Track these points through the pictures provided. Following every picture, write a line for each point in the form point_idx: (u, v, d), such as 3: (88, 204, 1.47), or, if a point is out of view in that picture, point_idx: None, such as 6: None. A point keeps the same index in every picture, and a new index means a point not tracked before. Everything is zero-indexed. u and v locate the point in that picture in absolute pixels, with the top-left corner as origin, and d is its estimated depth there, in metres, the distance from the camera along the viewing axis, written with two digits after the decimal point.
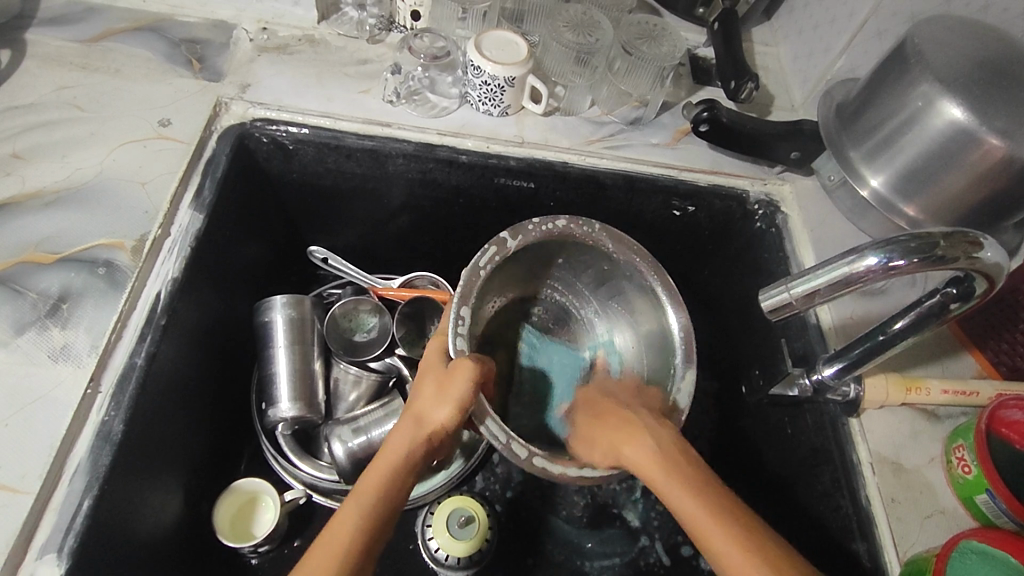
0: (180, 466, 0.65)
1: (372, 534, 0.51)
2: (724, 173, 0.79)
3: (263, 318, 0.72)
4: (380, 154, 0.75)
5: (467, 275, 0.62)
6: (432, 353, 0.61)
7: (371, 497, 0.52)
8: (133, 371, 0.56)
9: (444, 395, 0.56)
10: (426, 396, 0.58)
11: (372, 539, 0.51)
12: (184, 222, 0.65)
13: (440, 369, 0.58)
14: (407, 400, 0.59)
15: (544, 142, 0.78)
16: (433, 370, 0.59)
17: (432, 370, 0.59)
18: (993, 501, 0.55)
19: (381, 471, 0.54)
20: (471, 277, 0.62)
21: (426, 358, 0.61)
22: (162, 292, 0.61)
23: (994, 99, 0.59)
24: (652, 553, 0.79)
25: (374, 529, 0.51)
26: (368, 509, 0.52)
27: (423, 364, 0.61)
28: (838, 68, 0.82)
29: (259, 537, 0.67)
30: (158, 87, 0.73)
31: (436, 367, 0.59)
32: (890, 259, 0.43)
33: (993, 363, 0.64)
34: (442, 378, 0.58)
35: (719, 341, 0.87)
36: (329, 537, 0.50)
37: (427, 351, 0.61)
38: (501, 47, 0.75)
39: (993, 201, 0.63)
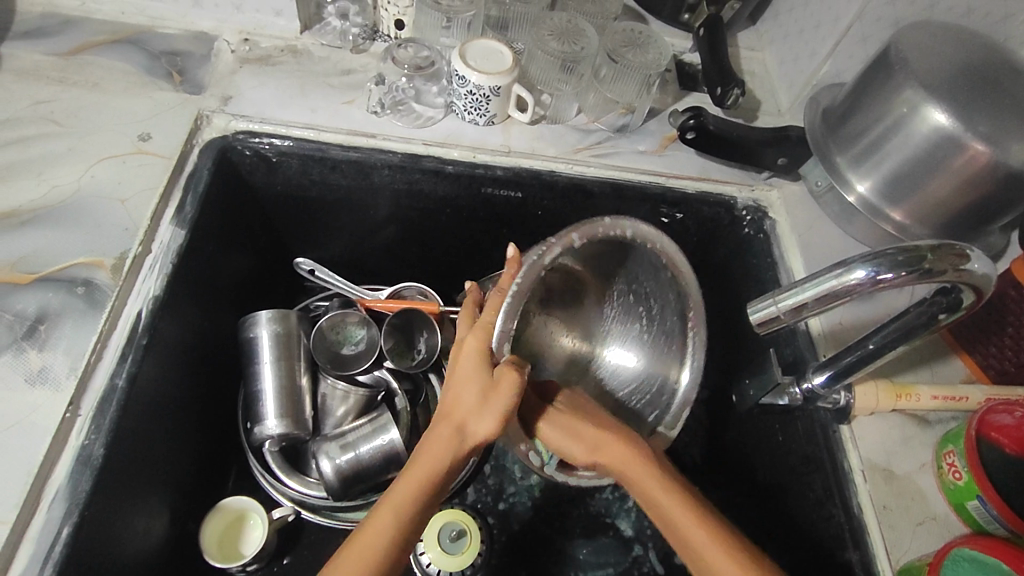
0: (166, 487, 0.64)
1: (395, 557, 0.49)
2: (711, 179, 0.79)
3: (249, 334, 0.70)
4: (365, 166, 0.74)
5: (528, 273, 0.52)
6: (470, 352, 0.53)
7: (405, 511, 0.51)
8: (114, 393, 0.55)
9: (486, 409, 0.52)
10: (466, 406, 0.53)
11: (398, 555, 0.50)
12: (165, 238, 0.64)
13: (483, 372, 0.52)
14: (441, 404, 0.55)
15: (531, 151, 0.77)
16: (472, 368, 0.53)
17: (469, 365, 0.53)
18: (984, 507, 0.55)
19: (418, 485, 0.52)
20: (530, 276, 0.52)
21: (462, 357, 0.54)
22: (143, 311, 0.60)
23: (977, 104, 0.60)
24: (646, 562, 0.78)
25: (399, 547, 0.50)
26: (396, 526, 0.50)
27: (459, 362, 0.54)
28: (824, 73, 0.82)
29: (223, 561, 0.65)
30: (138, 100, 0.72)
31: (476, 374, 0.53)
32: (879, 272, 0.43)
33: (982, 367, 0.65)
34: (485, 387, 0.52)
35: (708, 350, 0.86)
36: (356, 549, 0.49)
37: (465, 344, 0.54)
38: (485, 56, 0.75)
39: (979, 205, 0.64)
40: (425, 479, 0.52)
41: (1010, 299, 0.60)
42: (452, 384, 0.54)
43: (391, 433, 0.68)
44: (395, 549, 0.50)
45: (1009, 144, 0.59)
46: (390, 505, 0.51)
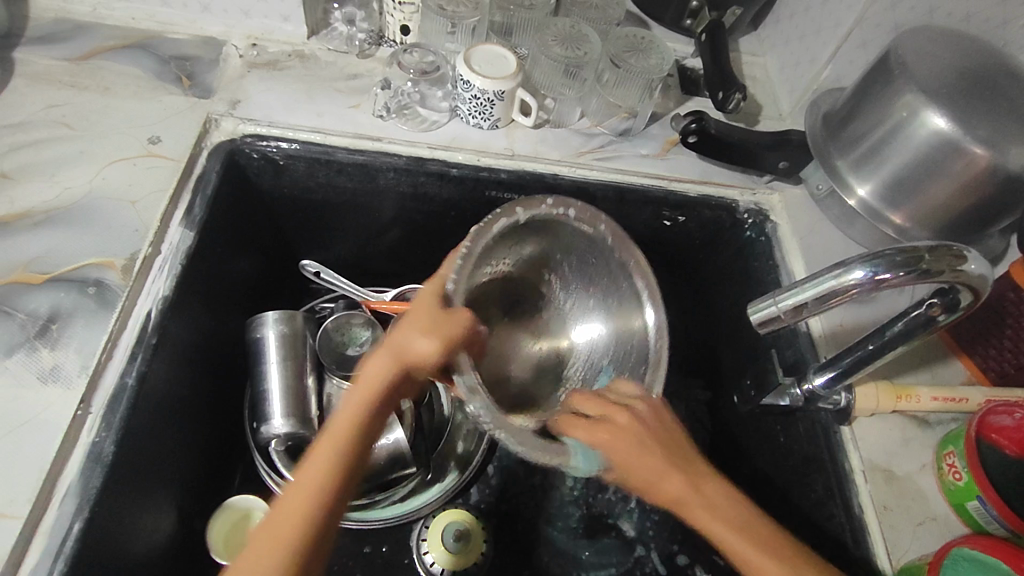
0: (174, 485, 0.64)
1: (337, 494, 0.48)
2: (713, 183, 0.80)
3: (256, 334, 0.71)
4: (370, 168, 0.75)
5: (473, 232, 0.58)
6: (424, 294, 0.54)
7: (343, 446, 0.49)
8: (125, 392, 0.56)
9: (430, 337, 0.51)
10: (406, 332, 0.52)
11: (344, 488, 0.48)
12: (174, 239, 0.65)
13: (432, 311, 0.52)
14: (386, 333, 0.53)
15: (535, 155, 0.78)
16: (421, 308, 0.53)
17: (420, 308, 0.53)
18: (984, 508, 0.56)
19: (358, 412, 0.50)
20: (475, 234, 0.58)
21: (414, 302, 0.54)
22: (153, 311, 0.60)
23: (976, 109, 0.61)
24: (648, 563, 0.78)
25: (342, 483, 0.48)
26: (341, 460, 0.48)
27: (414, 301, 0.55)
28: (825, 78, 0.83)
29: (225, 559, 0.66)
30: (149, 104, 0.73)
31: (425, 310, 0.52)
32: (877, 273, 0.44)
33: (982, 368, 0.65)
34: (427, 317, 0.52)
35: (710, 353, 0.86)
36: (301, 483, 0.47)
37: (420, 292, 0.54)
38: (490, 61, 0.76)
39: (978, 207, 0.64)
40: (359, 413, 0.50)
41: (1009, 301, 0.61)
42: (400, 324, 0.53)
43: (397, 432, 0.69)
44: (335, 479, 0.48)
45: (1008, 148, 0.60)
46: (330, 439, 0.49)
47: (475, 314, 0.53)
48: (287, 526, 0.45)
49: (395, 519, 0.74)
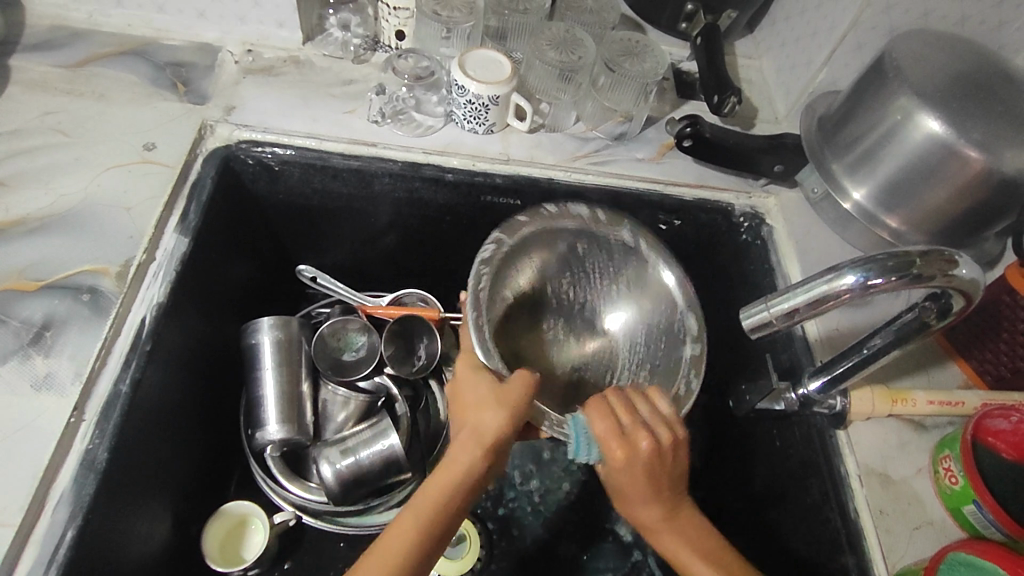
0: (169, 492, 0.64)
1: (422, 561, 0.50)
2: (709, 186, 0.80)
3: (251, 340, 0.71)
4: (366, 174, 0.76)
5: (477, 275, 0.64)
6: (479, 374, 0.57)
7: (427, 511, 0.51)
8: (118, 398, 0.56)
9: (502, 403, 0.54)
10: (472, 410, 0.55)
11: (430, 546, 0.51)
12: (169, 245, 0.65)
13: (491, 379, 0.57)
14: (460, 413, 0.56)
15: (530, 159, 0.78)
16: (480, 385, 0.57)
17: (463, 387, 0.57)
18: (980, 512, 0.56)
19: (445, 484, 0.52)
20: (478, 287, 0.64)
21: (464, 386, 0.58)
22: (147, 317, 0.61)
23: (970, 113, 0.61)
24: (646, 567, 0.78)
25: (429, 543, 0.51)
26: (425, 529, 0.51)
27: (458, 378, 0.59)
28: (820, 81, 0.83)
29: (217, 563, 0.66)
30: (144, 111, 0.73)
31: (485, 388, 0.56)
32: (868, 278, 0.43)
33: (978, 372, 0.65)
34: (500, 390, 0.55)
35: (707, 357, 0.86)
36: (391, 545, 0.50)
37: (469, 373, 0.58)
38: (485, 66, 0.76)
39: (974, 211, 0.64)
40: (457, 480, 0.52)
41: (1005, 304, 0.61)
42: (466, 407, 0.56)
43: (391, 437, 0.68)
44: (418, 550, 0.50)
45: (1003, 151, 0.60)
46: (417, 504, 0.52)
47: (530, 372, 0.55)
48: None
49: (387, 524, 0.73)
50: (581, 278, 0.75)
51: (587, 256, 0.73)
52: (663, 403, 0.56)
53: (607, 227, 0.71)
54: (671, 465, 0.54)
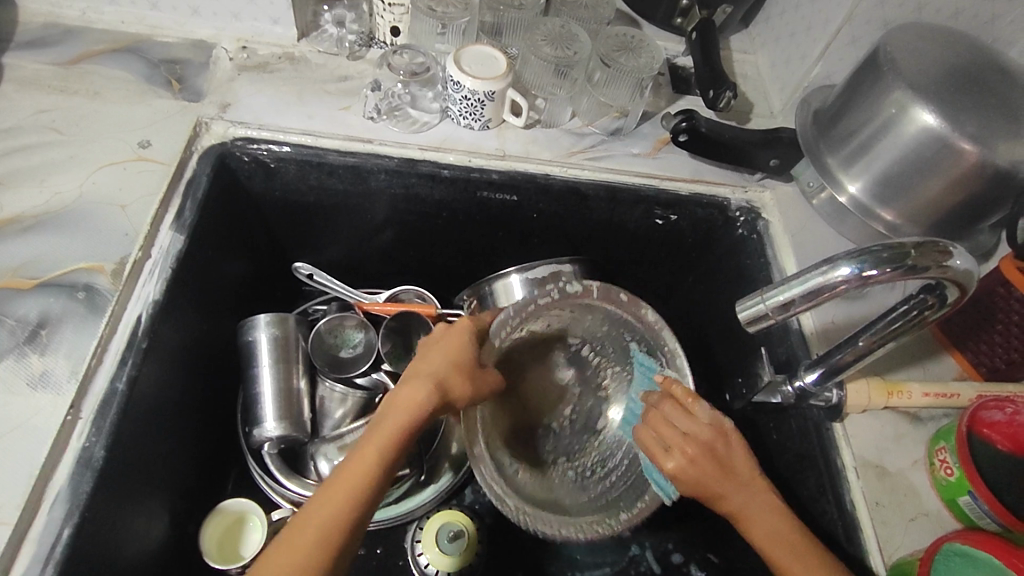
0: (166, 489, 0.64)
1: (361, 502, 0.49)
2: (705, 181, 0.80)
3: (247, 337, 0.71)
4: (362, 170, 0.75)
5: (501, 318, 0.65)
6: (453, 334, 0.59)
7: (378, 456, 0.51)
8: (114, 396, 0.56)
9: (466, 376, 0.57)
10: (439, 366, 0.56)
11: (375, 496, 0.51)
12: (165, 243, 0.65)
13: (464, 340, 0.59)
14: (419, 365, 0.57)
15: (525, 155, 0.78)
16: (452, 345, 0.58)
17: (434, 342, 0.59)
18: (975, 503, 0.56)
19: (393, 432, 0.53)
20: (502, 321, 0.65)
21: (439, 347, 0.58)
22: (143, 314, 0.60)
23: (963, 106, 0.61)
24: (644, 561, 0.78)
25: (376, 488, 0.51)
26: (371, 468, 0.51)
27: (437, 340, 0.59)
28: (815, 75, 0.83)
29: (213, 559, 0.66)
30: (139, 108, 0.73)
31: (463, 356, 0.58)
32: (863, 269, 0.44)
33: (973, 364, 0.65)
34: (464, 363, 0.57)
35: (704, 352, 0.86)
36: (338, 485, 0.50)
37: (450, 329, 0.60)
38: (480, 62, 0.76)
39: (968, 203, 0.65)
40: (403, 429, 0.53)
41: (999, 296, 0.61)
42: (427, 360, 0.57)
43: None
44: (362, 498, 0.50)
45: (997, 143, 0.60)
46: (369, 449, 0.52)
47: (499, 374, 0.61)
48: (328, 522, 0.48)
49: (389, 520, 0.73)
50: (602, 347, 0.75)
51: (601, 345, 0.75)
52: (703, 410, 0.58)
53: (634, 313, 0.68)
54: (726, 461, 0.56)
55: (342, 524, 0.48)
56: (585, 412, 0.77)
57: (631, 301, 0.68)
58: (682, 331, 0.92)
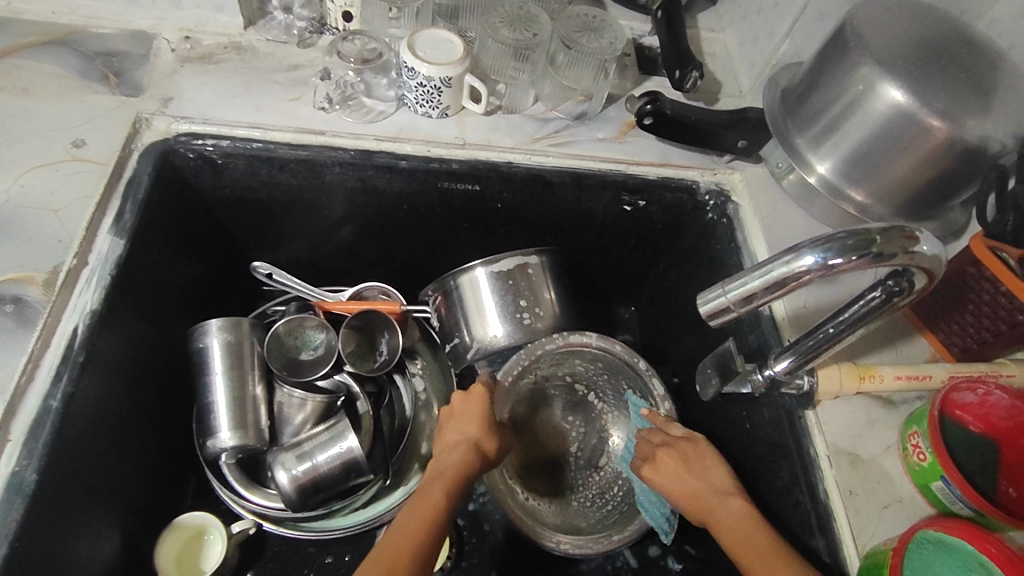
0: (113, 506, 0.62)
1: (433, 539, 0.54)
2: (672, 165, 0.78)
3: (198, 344, 0.68)
4: (315, 164, 0.72)
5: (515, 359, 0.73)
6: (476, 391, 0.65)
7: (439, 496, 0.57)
8: (48, 415, 0.53)
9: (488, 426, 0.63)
10: (470, 425, 0.62)
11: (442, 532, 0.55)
12: (103, 248, 0.61)
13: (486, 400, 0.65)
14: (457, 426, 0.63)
15: (486, 143, 0.75)
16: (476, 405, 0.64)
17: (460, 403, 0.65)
18: (948, 488, 0.55)
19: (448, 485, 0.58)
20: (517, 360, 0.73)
21: (466, 405, 0.64)
22: (79, 326, 0.57)
23: (931, 80, 0.59)
24: (619, 556, 0.77)
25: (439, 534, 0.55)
26: (440, 507, 0.56)
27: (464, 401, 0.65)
28: (783, 52, 0.81)
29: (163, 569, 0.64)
30: (72, 104, 0.69)
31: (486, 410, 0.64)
32: (828, 257, 0.42)
33: (945, 345, 0.64)
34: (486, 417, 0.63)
35: (676, 341, 0.85)
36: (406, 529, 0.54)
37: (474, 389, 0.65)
38: (435, 46, 0.73)
39: (939, 180, 0.63)
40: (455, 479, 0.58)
41: (970, 276, 0.60)
42: (462, 420, 0.63)
43: (350, 439, 0.66)
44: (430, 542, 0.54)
45: (965, 119, 0.58)
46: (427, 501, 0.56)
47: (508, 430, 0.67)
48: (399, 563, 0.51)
49: (357, 527, 0.71)
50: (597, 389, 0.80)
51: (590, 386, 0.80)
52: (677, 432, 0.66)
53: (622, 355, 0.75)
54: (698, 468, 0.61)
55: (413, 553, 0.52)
56: (590, 452, 0.79)
57: (627, 350, 0.75)
58: (656, 318, 0.90)
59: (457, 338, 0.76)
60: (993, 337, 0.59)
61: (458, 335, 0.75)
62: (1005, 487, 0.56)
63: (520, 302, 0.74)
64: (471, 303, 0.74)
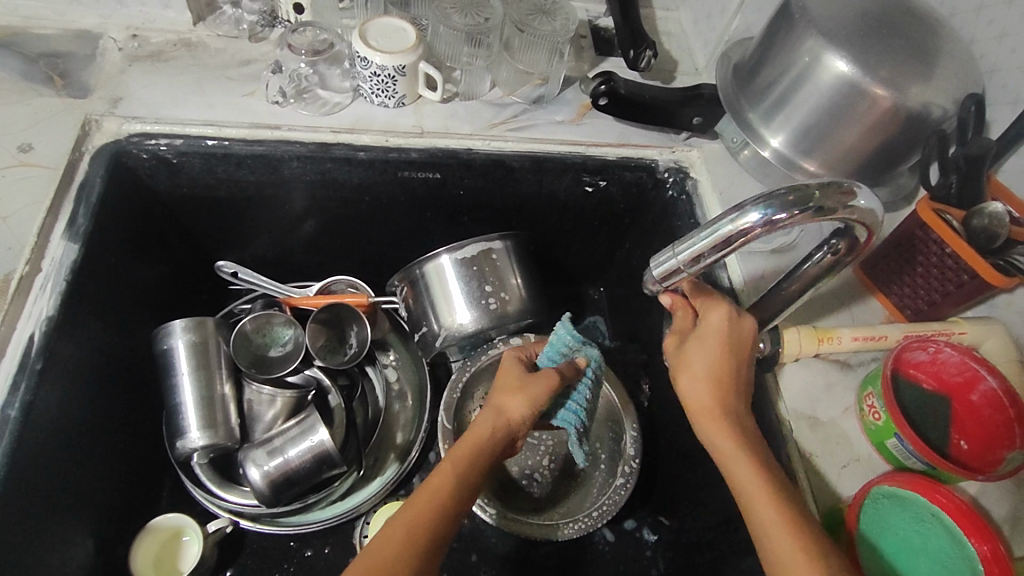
0: (84, 512, 0.62)
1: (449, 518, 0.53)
2: (631, 144, 0.78)
3: (162, 346, 0.67)
4: (272, 159, 0.71)
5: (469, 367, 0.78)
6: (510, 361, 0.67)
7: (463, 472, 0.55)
8: (7, 424, 0.53)
9: (525, 391, 0.62)
10: (506, 392, 0.63)
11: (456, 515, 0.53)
12: (56, 254, 0.60)
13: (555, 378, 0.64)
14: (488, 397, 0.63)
15: (445, 130, 0.75)
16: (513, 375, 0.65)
17: (509, 377, 0.65)
18: (901, 444, 0.57)
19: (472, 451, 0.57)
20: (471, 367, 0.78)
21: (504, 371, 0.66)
22: (36, 333, 0.57)
23: (874, 49, 0.60)
24: (596, 532, 0.78)
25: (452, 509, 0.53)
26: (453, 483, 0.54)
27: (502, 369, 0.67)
28: (734, 28, 0.82)
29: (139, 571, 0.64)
30: (18, 109, 0.68)
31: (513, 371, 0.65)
32: (769, 214, 0.44)
33: (898, 307, 0.66)
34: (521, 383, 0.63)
35: (644, 319, 0.86)
36: (421, 497, 0.53)
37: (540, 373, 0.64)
38: (388, 35, 0.72)
39: (887, 146, 0.64)
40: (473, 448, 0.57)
41: (918, 239, 0.62)
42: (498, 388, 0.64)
43: (320, 432, 0.66)
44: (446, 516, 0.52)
45: (908, 86, 0.60)
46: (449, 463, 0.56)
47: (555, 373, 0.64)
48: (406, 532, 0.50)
49: (332, 519, 0.72)
50: None
51: None
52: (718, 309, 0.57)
53: None
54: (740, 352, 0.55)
55: (432, 526, 0.51)
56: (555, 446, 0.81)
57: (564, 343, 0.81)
58: (624, 296, 0.91)
59: (427, 327, 0.76)
60: (942, 297, 0.61)
61: (427, 324, 0.76)
62: (956, 440, 0.58)
63: (485, 288, 0.74)
64: (438, 291, 0.74)
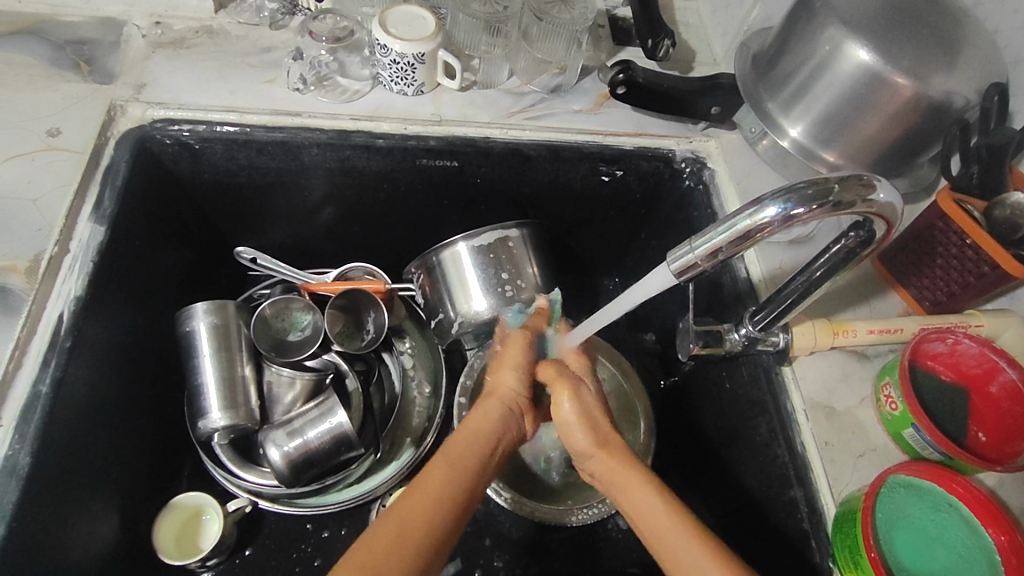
0: (109, 490, 0.63)
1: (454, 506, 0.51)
2: (649, 134, 0.78)
3: (185, 328, 0.68)
4: (292, 146, 0.72)
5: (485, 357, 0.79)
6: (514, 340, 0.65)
7: (463, 461, 0.54)
8: (38, 401, 0.54)
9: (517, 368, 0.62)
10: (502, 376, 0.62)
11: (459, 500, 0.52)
12: (84, 236, 0.62)
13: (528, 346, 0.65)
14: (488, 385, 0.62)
15: (463, 119, 0.76)
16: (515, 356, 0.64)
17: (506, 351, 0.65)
18: (918, 434, 0.57)
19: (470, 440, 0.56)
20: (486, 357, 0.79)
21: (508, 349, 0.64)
22: (65, 313, 0.58)
23: (897, 37, 0.59)
24: (609, 520, 0.79)
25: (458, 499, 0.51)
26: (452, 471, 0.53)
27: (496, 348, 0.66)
28: (754, 18, 0.81)
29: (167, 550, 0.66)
30: (45, 94, 0.69)
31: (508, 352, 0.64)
32: (789, 208, 0.43)
33: (917, 299, 0.66)
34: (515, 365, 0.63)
35: (659, 310, 0.86)
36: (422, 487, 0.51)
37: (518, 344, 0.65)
38: (407, 22, 0.73)
39: (907, 136, 0.64)
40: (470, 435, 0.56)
41: (938, 229, 0.61)
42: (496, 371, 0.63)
43: (339, 415, 0.67)
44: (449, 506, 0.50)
45: (931, 76, 0.59)
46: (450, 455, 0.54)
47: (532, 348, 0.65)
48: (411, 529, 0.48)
49: (349, 501, 0.73)
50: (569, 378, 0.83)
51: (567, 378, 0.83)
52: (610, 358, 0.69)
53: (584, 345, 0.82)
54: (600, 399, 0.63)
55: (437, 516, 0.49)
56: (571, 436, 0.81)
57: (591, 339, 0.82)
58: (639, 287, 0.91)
59: (443, 314, 0.77)
60: (961, 288, 0.61)
61: (443, 311, 0.76)
62: (974, 432, 0.58)
63: (502, 275, 0.75)
64: (455, 279, 0.75)
